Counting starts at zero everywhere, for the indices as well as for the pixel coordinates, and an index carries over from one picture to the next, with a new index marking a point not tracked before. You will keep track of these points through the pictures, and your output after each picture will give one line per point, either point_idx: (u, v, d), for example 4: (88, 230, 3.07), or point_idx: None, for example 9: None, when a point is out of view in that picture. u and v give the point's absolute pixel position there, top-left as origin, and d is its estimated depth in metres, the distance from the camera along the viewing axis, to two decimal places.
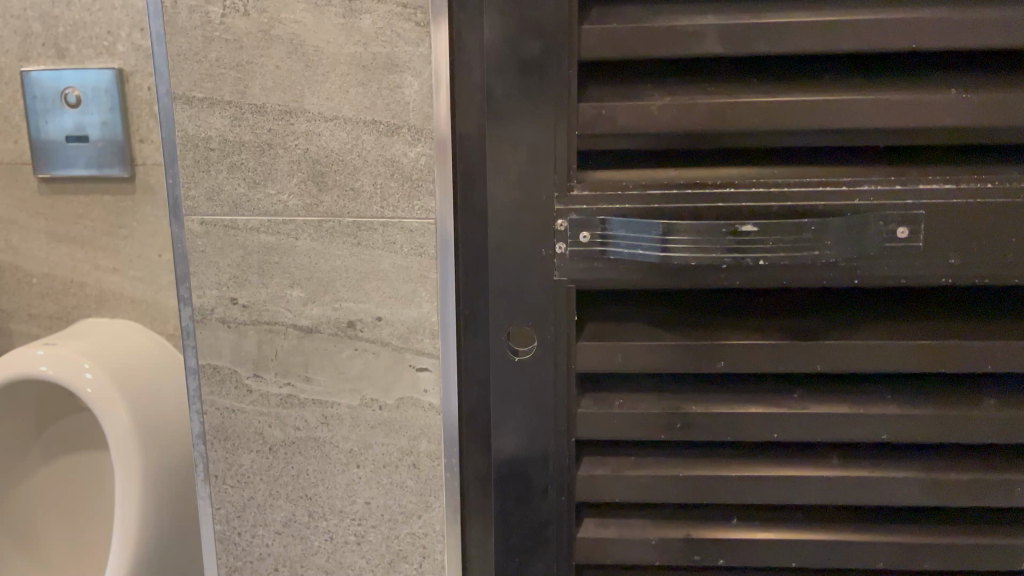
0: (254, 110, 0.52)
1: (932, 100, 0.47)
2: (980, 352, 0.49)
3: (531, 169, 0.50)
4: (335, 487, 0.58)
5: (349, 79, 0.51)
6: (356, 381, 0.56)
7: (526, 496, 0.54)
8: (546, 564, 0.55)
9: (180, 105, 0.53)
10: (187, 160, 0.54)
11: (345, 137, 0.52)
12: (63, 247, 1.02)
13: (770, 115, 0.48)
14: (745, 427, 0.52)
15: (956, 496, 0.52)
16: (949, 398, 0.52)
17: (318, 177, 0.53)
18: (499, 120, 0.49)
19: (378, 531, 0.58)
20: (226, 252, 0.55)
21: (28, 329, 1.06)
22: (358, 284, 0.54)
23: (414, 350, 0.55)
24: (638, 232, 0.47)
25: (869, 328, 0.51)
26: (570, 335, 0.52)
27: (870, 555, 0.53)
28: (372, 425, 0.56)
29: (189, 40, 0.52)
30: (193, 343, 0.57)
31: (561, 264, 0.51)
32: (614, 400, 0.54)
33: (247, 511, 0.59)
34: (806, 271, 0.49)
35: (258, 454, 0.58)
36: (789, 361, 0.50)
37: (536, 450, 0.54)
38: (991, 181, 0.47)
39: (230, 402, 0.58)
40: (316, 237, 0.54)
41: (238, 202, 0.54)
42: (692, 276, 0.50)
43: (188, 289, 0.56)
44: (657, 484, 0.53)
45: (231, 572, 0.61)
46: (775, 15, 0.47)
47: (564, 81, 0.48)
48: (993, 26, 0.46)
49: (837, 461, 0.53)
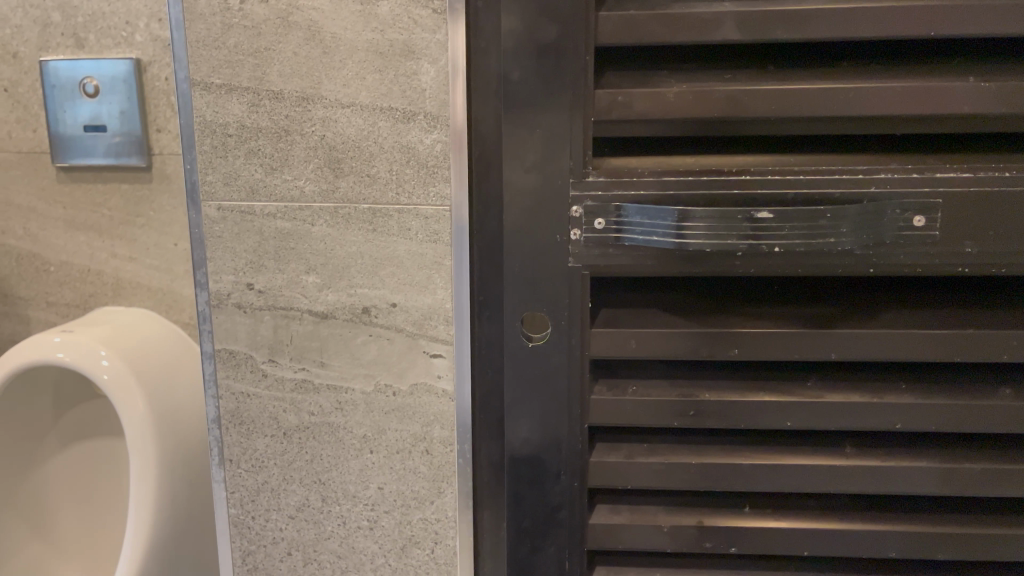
0: (272, 96, 0.52)
1: (950, 88, 0.47)
2: (995, 341, 0.49)
3: (546, 155, 0.50)
4: (348, 473, 0.58)
5: (366, 66, 0.51)
6: (370, 366, 0.56)
7: (539, 482, 0.55)
8: (558, 549, 0.56)
9: (199, 92, 0.53)
10: (205, 146, 0.54)
11: (362, 124, 0.52)
12: (81, 235, 1.03)
13: (786, 104, 0.48)
14: (758, 416, 0.52)
15: (969, 486, 0.52)
16: (963, 388, 0.52)
17: (334, 163, 0.53)
18: (515, 107, 0.50)
19: (391, 516, 0.58)
20: (243, 238, 0.55)
21: (46, 317, 1.07)
22: (373, 270, 0.54)
23: (428, 337, 0.55)
24: (653, 219, 0.48)
25: (884, 317, 0.51)
26: (583, 322, 0.52)
27: (883, 545, 0.53)
28: (386, 411, 0.57)
29: (208, 27, 0.52)
30: (210, 327, 0.58)
31: (576, 250, 0.51)
32: (628, 386, 0.54)
33: (261, 495, 0.60)
34: (821, 259, 0.49)
35: (272, 438, 0.59)
36: (803, 349, 0.50)
37: (549, 436, 0.54)
38: (1010, 170, 0.47)
39: (245, 387, 0.58)
40: (332, 224, 0.54)
41: (255, 188, 0.54)
42: (706, 264, 0.50)
43: (204, 274, 0.57)
44: (670, 471, 0.54)
45: (245, 555, 0.61)
46: (793, 3, 0.47)
47: (580, 67, 0.49)
48: (1012, 14, 0.45)
49: (851, 451, 0.53)
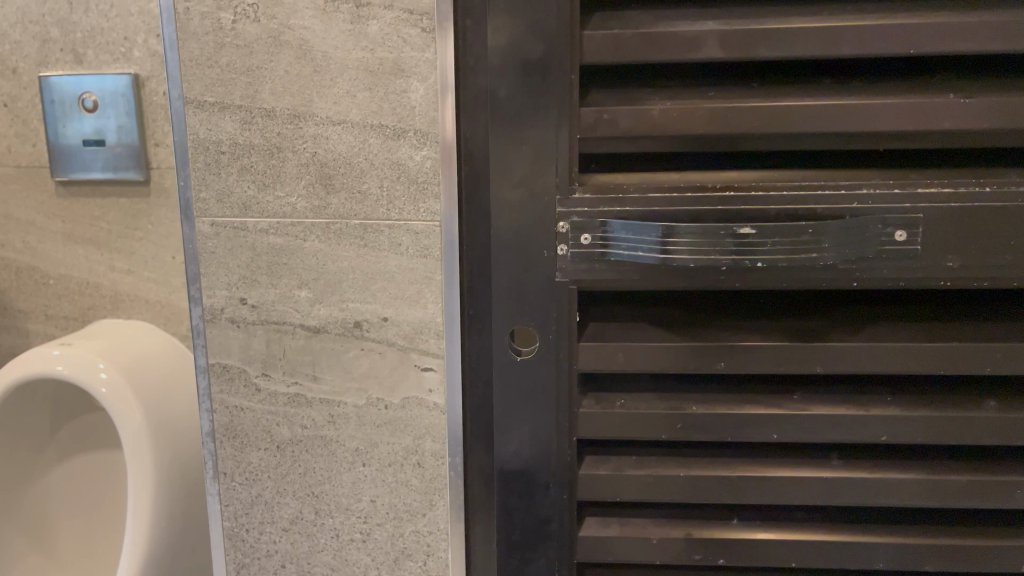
0: (264, 114, 0.53)
1: (932, 104, 0.47)
2: (980, 354, 0.49)
3: (534, 171, 0.51)
4: (341, 485, 0.58)
5: (356, 83, 0.52)
6: (362, 380, 0.57)
7: (529, 493, 0.55)
8: (549, 560, 0.56)
9: (191, 109, 0.54)
10: (198, 163, 0.55)
11: (353, 141, 0.53)
12: (80, 248, 1.03)
13: (769, 119, 0.48)
14: (745, 428, 0.52)
15: (955, 497, 0.52)
16: (949, 399, 0.52)
17: (325, 180, 0.54)
18: (503, 125, 0.51)
19: (383, 529, 0.58)
20: (236, 254, 0.56)
21: (45, 329, 1.08)
22: (364, 285, 0.55)
23: (419, 350, 0.55)
24: (638, 234, 0.48)
25: (870, 330, 0.52)
26: (572, 336, 0.53)
27: (871, 556, 0.54)
28: (378, 424, 0.57)
29: (201, 46, 0.53)
30: (204, 342, 0.58)
31: (562, 265, 0.52)
32: (615, 399, 0.55)
33: (255, 508, 0.60)
34: (805, 273, 0.49)
35: (266, 452, 0.59)
36: (789, 363, 0.51)
37: (539, 448, 0.55)
38: (991, 184, 0.48)
39: (239, 400, 0.59)
40: (324, 239, 0.54)
41: (248, 205, 0.55)
42: (692, 278, 0.50)
43: (198, 289, 0.57)
44: (659, 483, 0.54)
45: (240, 568, 0.62)
46: (775, 21, 0.48)
47: (565, 86, 0.49)
48: (992, 31, 0.46)
49: (838, 461, 0.54)
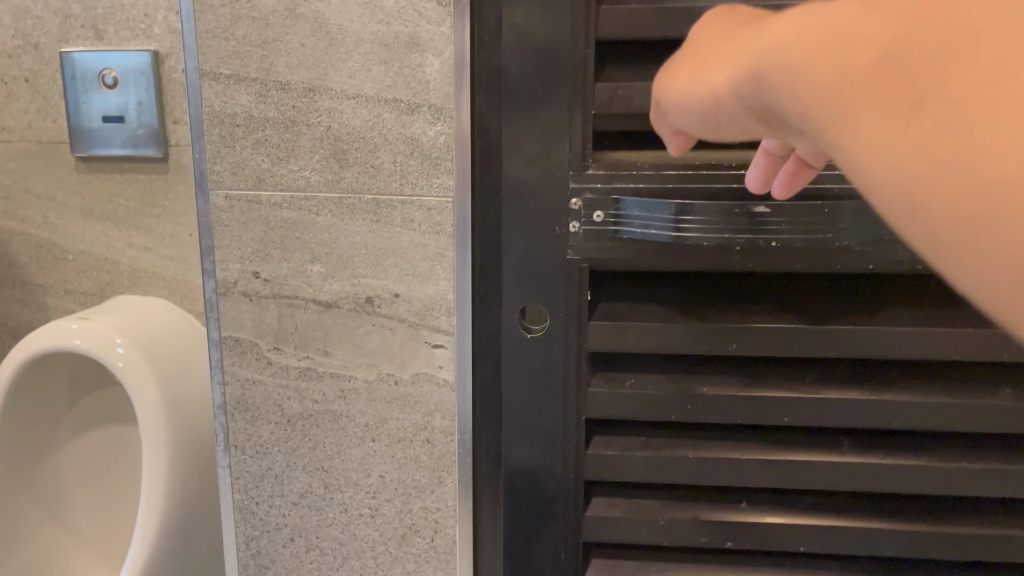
0: (279, 87, 0.53)
1: None
2: (996, 341, 0.49)
3: (547, 147, 0.51)
4: (350, 460, 0.59)
5: (371, 57, 0.51)
6: (373, 356, 0.57)
7: (537, 471, 0.55)
8: (556, 539, 0.56)
9: (208, 82, 0.54)
10: (213, 135, 0.55)
11: (367, 115, 0.52)
12: (98, 225, 1.04)
13: None
14: (755, 411, 0.52)
15: (966, 485, 0.52)
16: (964, 386, 0.51)
17: (340, 154, 0.54)
18: (517, 100, 0.50)
19: (392, 504, 0.59)
20: (249, 227, 0.56)
21: (63, 304, 1.09)
22: (376, 260, 0.55)
23: (430, 327, 0.55)
24: (651, 212, 0.48)
25: (885, 315, 0.51)
26: (582, 313, 0.53)
27: (879, 542, 0.53)
28: (388, 400, 0.57)
29: (217, 18, 0.53)
30: (216, 314, 0.59)
31: (574, 243, 0.52)
32: (626, 379, 0.54)
33: (264, 481, 0.61)
34: (819, 254, 0.49)
35: (277, 425, 0.59)
36: (799, 345, 0.51)
37: (547, 425, 0.55)
38: None
39: (251, 374, 0.59)
40: (336, 214, 0.55)
41: (262, 178, 0.55)
42: (705, 258, 0.50)
43: (211, 262, 0.57)
44: (667, 465, 0.54)
45: (249, 540, 0.62)
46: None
47: (580, 61, 0.49)
48: None
49: (849, 447, 0.53)
